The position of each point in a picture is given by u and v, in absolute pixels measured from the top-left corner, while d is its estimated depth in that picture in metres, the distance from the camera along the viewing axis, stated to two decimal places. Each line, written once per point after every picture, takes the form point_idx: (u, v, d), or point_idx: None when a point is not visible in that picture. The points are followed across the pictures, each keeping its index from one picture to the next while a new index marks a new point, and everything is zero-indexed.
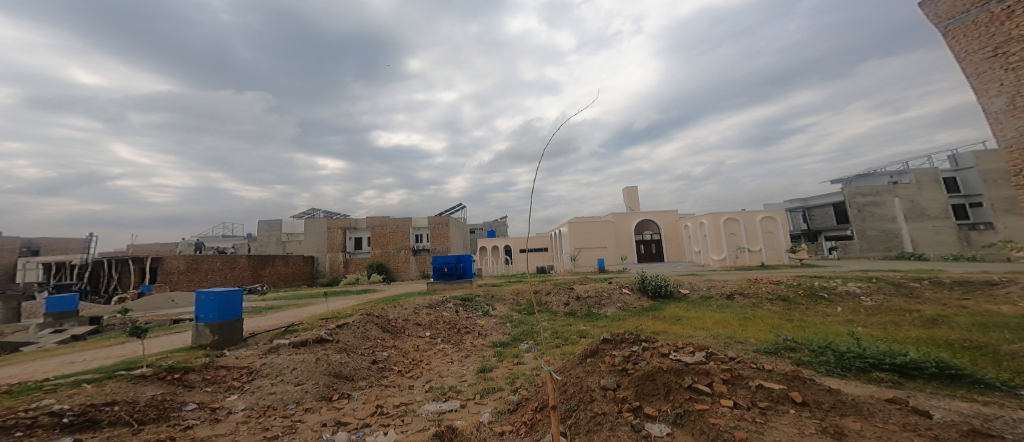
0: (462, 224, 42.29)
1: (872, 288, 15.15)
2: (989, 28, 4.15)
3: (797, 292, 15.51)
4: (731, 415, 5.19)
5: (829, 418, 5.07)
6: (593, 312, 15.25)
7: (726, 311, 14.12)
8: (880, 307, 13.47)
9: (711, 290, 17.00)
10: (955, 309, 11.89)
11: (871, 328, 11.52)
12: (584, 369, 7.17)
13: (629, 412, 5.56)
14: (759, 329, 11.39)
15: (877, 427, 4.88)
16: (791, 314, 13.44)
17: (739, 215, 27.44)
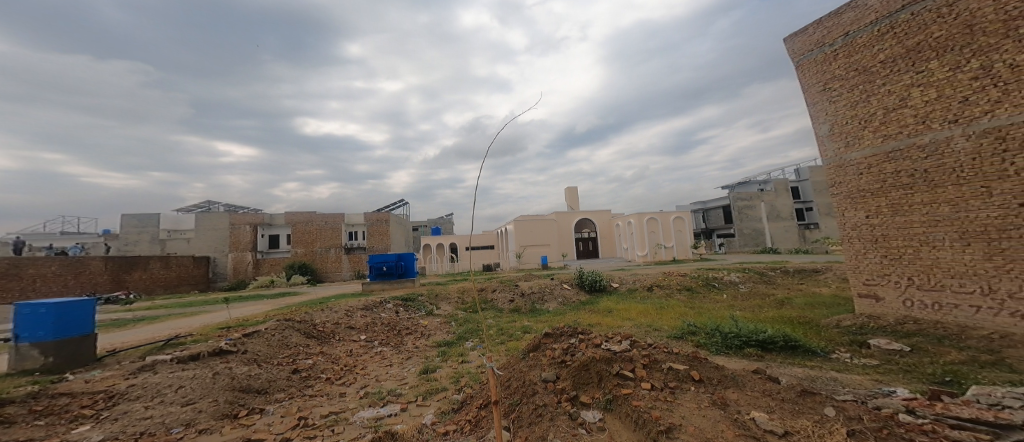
0: (402, 220, 41.03)
1: (748, 278, 17.87)
2: (823, 75, 10.10)
3: (698, 282, 17.88)
4: (649, 396, 5.98)
5: (716, 392, 6.21)
6: (536, 308, 15.93)
7: (647, 302, 15.86)
8: (752, 292, 16.15)
9: (636, 283, 18.85)
10: (795, 292, 14.76)
11: (745, 311, 13.77)
12: (527, 364, 7.65)
13: (566, 402, 6.14)
14: (672, 316, 13.04)
15: (747, 395, 6.11)
16: (694, 302, 15.55)
17: (659, 214, 30.37)
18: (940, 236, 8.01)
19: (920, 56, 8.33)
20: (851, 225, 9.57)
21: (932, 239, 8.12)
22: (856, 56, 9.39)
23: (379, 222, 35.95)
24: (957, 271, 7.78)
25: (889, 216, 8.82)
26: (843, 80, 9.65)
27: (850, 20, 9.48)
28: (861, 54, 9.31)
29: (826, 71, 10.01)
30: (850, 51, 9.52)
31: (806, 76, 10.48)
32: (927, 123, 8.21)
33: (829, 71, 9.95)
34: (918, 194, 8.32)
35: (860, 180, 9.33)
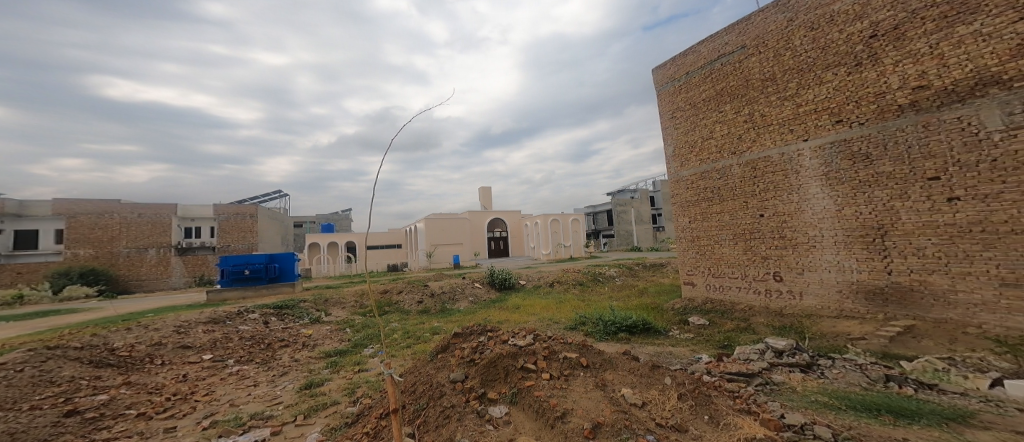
0: (282, 217, 35.44)
1: (623, 273, 20.32)
2: (667, 104, 10.06)
3: (587, 278, 19.31)
4: (548, 385, 5.18)
5: (600, 375, 5.52)
6: (447, 308, 14.59)
7: (550, 296, 15.87)
8: (626, 285, 18.37)
9: (541, 279, 18.90)
10: (650, 284, 17.41)
11: (624, 301, 15.44)
12: (435, 366, 6.14)
13: (474, 400, 5.06)
14: (573, 307, 12.58)
15: (617, 374, 5.56)
16: (586, 295, 16.48)
17: (561, 216, 32.64)
18: (724, 238, 8.77)
19: (719, 99, 8.78)
20: (678, 227, 9.97)
21: (719, 240, 8.88)
22: (689, 92, 9.45)
23: (249, 217, 26.74)
24: (732, 263, 8.66)
25: (698, 220, 9.40)
26: (681, 111, 9.67)
27: (691, 58, 9.39)
28: (692, 92, 9.39)
29: (672, 103, 9.93)
30: (688, 86, 9.45)
31: (659, 105, 10.28)
32: (722, 152, 8.74)
33: (674, 103, 9.86)
34: (711, 204, 9.05)
35: (687, 193, 9.68)
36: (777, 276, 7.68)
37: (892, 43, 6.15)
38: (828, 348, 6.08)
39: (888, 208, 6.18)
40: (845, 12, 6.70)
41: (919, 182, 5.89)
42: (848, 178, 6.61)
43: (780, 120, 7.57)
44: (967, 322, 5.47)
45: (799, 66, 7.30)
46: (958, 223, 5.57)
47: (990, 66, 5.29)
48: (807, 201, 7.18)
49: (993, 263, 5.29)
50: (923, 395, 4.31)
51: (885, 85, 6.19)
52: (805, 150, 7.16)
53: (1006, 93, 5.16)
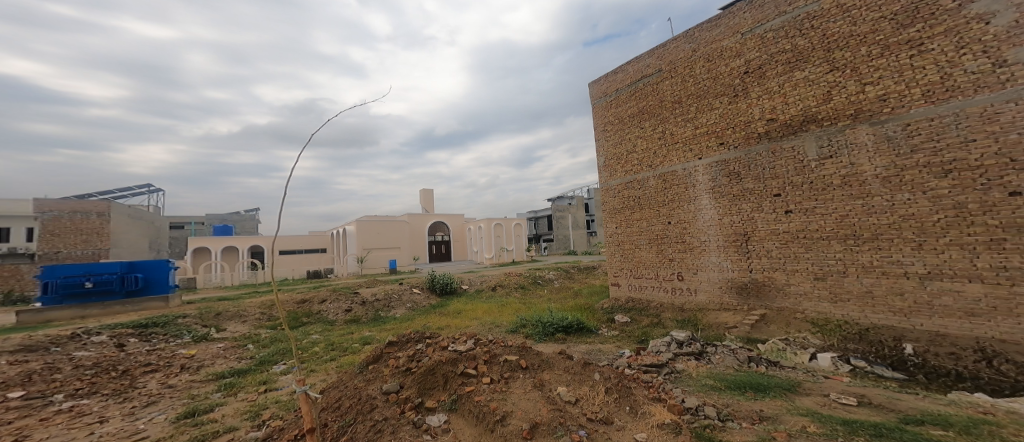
0: (155, 215, 26.40)
1: (559, 276, 21.13)
2: (599, 116, 10.15)
3: (527, 281, 19.45)
4: (488, 389, 4.66)
5: (538, 375, 5.07)
6: (380, 316, 13.62)
7: (490, 301, 15.43)
8: (563, 288, 18.92)
9: (483, 284, 18.51)
10: (583, 287, 18.19)
11: (561, 303, 15.67)
12: (363, 378, 5.35)
13: (410, 411, 4.45)
14: (513, 309, 12.20)
15: (558, 374, 5.15)
16: (526, 298, 16.46)
17: (504, 220, 32.99)
18: (639, 242, 9.22)
19: (638, 116, 9.09)
20: (606, 233, 10.07)
21: (633, 244, 9.36)
22: (618, 107, 9.60)
23: (98, 216, 18.99)
24: (644, 266, 9.14)
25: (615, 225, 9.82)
26: (611, 125, 9.77)
27: (621, 76, 9.49)
28: (619, 108, 9.59)
29: (604, 117, 9.98)
30: (617, 103, 9.62)
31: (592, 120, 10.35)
32: (641, 165, 9.02)
33: (605, 118, 9.95)
34: (625, 210, 9.54)
35: (614, 201, 9.79)
36: (679, 275, 8.29)
37: (758, 80, 6.92)
38: (712, 336, 6.90)
39: (749, 218, 7.05)
40: (731, 48, 7.30)
41: (771, 196, 6.77)
42: (728, 191, 7.34)
43: (683, 140, 8.11)
44: (793, 309, 6.47)
45: (695, 93, 7.87)
46: (793, 231, 6.50)
47: (816, 106, 6.23)
48: (698, 211, 7.84)
49: (810, 263, 6.31)
50: (776, 371, 5.18)
51: (749, 115, 7.03)
52: (696, 167, 7.85)
53: (820, 130, 6.18)
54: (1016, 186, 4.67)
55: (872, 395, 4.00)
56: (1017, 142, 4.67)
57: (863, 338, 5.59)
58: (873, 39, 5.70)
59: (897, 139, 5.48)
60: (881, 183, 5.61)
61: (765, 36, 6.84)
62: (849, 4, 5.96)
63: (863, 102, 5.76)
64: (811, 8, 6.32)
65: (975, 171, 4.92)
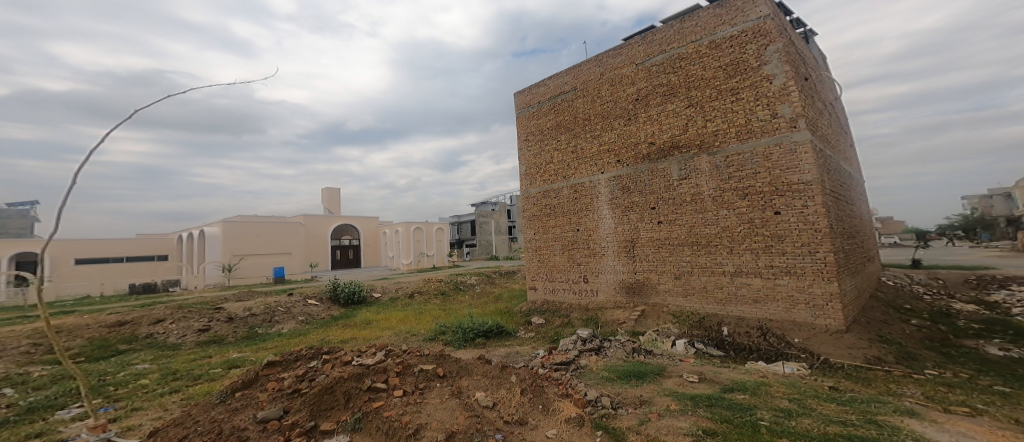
0: None
1: (482, 280, 21.21)
2: (524, 125, 10.55)
3: (449, 287, 18.98)
4: (400, 403, 4.39)
5: (455, 383, 4.93)
6: (257, 333, 10.24)
7: (406, 309, 14.18)
8: (486, 293, 18.82)
9: (398, 291, 17.31)
10: (504, 292, 18.35)
11: (483, 307, 15.44)
12: (228, 409, 4.62)
13: (298, 437, 3.93)
14: (430, 318, 11.47)
15: (476, 380, 5.03)
16: (447, 305, 15.87)
17: (425, 225, 32.20)
18: (554, 247, 9.69)
19: (558, 130, 9.63)
20: (525, 239, 10.48)
21: (550, 249, 9.80)
22: (543, 119, 10.03)
23: None
24: (559, 270, 9.62)
25: (532, 231, 10.27)
26: (535, 135, 10.20)
27: (542, 89, 10.09)
28: (542, 120, 10.06)
29: (527, 127, 10.45)
30: (539, 115, 10.12)
31: (516, 128, 10.70)
32: (557, 175, 9.63)
33: (529, 128, 10.37)
34: (542, 219, 10.02)
35: (533, 209, 10.22)
36: (585, 278, 9.00)
37: (645, 107, 7.91)
38: (607, 332, 7.59)
39: (633, 227, 8.04)
40: (628, 76, 8.23)
41: (648, 209, 7.80)
42: (623, 203, 8.22)
43: (591, 155, 8.87)
44: (662, 304, 7.56)
45: (601, 113, 8.69)
46: (661, 238, 7.60)
47: (678, 134, 7.40)
48: (600, 220, 8.65)
49: (671, 266, 7.45)
50: (651, 359, 5.94)
51: (637, 137, 8.01)
52: (598, 181, 8.68)
53: (680, 156, 7.35)
54: (778, 207, 6.25)
55: (706, 372, 4.90)
56: (779, 176, 6.25)
57: (704, 324, 6.79)
58: (712, 84, 7.01)
59: (721, 168, 6.85)
60: (711, 201, 6.94)
61: (652, 69, 7.86)
62: (703, 51, 7.18)
63: (707, 134, 7.02)
64: (680, 50, 7.47)
65: (759, 196, 6.43)
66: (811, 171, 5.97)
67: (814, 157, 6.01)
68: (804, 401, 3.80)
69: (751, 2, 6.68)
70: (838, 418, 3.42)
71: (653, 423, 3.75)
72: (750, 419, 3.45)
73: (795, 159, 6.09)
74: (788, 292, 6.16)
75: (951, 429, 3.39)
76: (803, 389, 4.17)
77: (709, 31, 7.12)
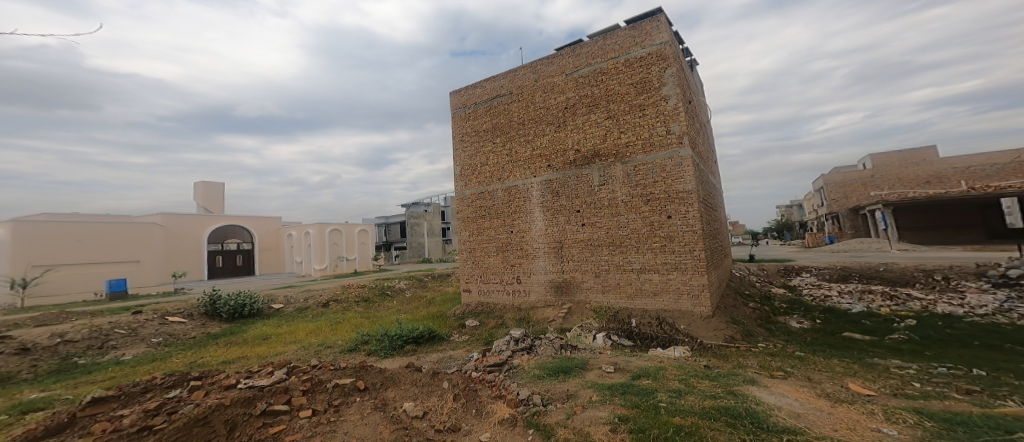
0: None
1: (412, 285, 20.55)
2: (460, 124, 10.36)
3: (373, 293, 17.79)
4: (307, 424, 4.20)
5: (379, 395, 4.86)
6: (81, 365, 7.51)
7: (319, 318, 12.61)
8: (416, 296, 18.03)
9: (308, 300, 15.42)
10: (433, 296, 17.79)
11: (411, 313, 14.66)
12: None
13: None
14: (347, 328, 10.55)
15: (401, 390, 5.02)
16: (370, 311, 14.67)
17: (344, 225, 27.35)
18: (490, 249, 9.74)
19: (491, 134, 9.72)
20: (459, 241, 10.41)
21: (486, 251, 9.84)
22: (478, 120, 9.96)
23: None
24: (494, 271, 9.71)
25: (470, 234, 10.14)
26: (470, 137, 10.13)
27: (478, 91, 10.02)
28: (477, 121, 10.01)
29: (461, 127, 10.30)
30: (475, 116, 10.06)
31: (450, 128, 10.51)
32: (492, 177, 9.69)
33: (463, 129, 10.23)
34: (479, 221, 9.92)
35: (468, 210, 10.17)
36: (518, 278, 9.26)
37: (572, 115, 8.41)
38: (537, 331, 7.88)
39: (561, 228, 8.48)
40: (559, 85, 8.65)
41: (574, 212, 8.30)
42: (553, 206, 8.59)
43: (524, 159, 9.11)
44: (585, 300, 8.13)
45: (534, 118, 8.98)
46: (585, 239, 8.15)
47: (599, 143, 8.03)
48: (532, 222, 8.94)
49: (592, 265, 8.06)
50: (576, 353, 6.32)
51: (565, 144, 8.46)
52: (530, 185, 8.96)
53: (599, 164, 8.00)
54: (670, 213, 7.25)
55: (619, 361, 5.35)
56: (670, 185, 7.24)
57: (618, 317, 7.47)
58: (624, 100, 7.80)
59: (630, 177, 7.67)
60: (623, 205, 7.73)
61: (579, 80, 8.36)
62: (620, 68, 7.89)
63: (621, 145, 7.78)
64: (603, 65, 8.08)
65: (656, 203, 7.40)
66: (691, 182, 7.07)
67: (693, 171, 7.12)
68: (689, 381, 4.32)
69: (657, 28, 7.55)
70: (712, 393, 3.96)
71: (578, 415, 3.96)
72: (652, 402, 3.85)
73: (681, 171, 7.14)
74: (677, 284, 7.19)
75: (776, 391, 4.08)
76: (687, 369, 4.73)
77: (626, 50, 7.85)
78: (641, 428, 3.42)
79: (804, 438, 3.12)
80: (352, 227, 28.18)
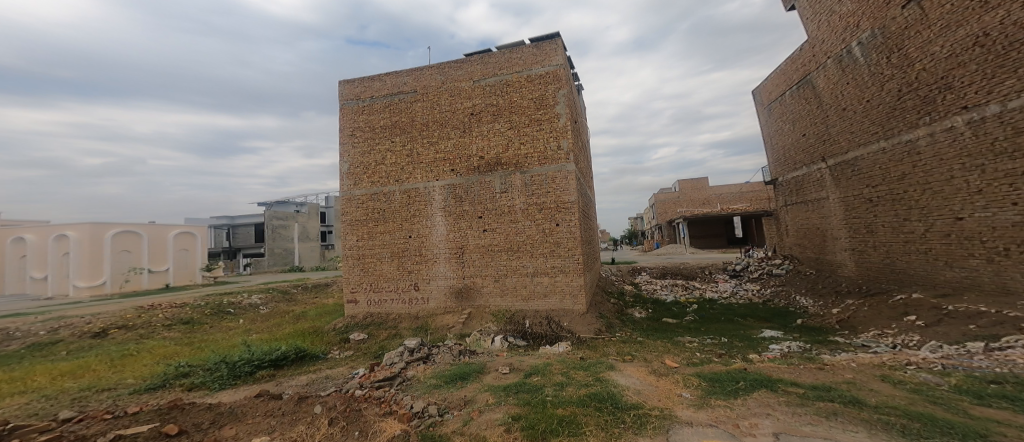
0: None
1: (271, 300, 14.93)
2: (348, 117, 9.47)
3: (203, 313, 11.92)
4: None
5: (209, 435, 4.12)
6: None
7: (77, 357, 7.60)
8: (275, 312, 12.70)
9: (56, 332, 9.34)
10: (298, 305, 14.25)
11: (263, 334, 9.17)
12: None
13: None
14: (144, 364, 6.91)
15: (247, 425, 4.39)
16: (191, 337, 9.29)
17: (141, 225, 19.67)
18: (385, 255, 9.09)
19: (388, 133, 9.19)
20: (345, 247, 9.41)
21: (380, 257, 9.12)
22: (374, 116, 9.31)
23: None
24: (390, 278, 9.09)
25: (365, 240, 9.24)
26: (363, 132, 9.34)
27: (376, 84, 9.36)
28: (373, 116, 9.32)
29: (353, 121, 9.42)
30: (372, 111, 9.34)
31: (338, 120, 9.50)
32: (389, 178, 9.11)
33: (355, 122, 9.39)
34: (376, 224, 9.14)
35: (356, 212, 9.27)
36: (416, 286, 8.91)
37: (477, 122, 8.59)
38: (436, 339, 7.71)
39: (462, 233, 8.57)
40: (466, 91, 8.75)
41: (476, 218, 8.46)
42: (455, 211, 8.62)
43: (427, 162, 8.89)
44: (485, 305, 8.34)
45: (438, 120, 8.88)
46: (486, 245, 8.37)
47: (502, 153, 8.35)
48: (432, 227, 8.77)
49: (493, 270, 8.31)
50: (474, 358, 6.44)
51: (470, 150, 8.59)
52: (433, 188, 8.79)
53: (502, 173, 8.31)
54: (559, 220, 7.94)
55: (513, 362, 5.62)
56: (560, 196, 7.94)
57: (514, 319, 7.84)
58: (523, 113, 8.28)
59: (528, 186, 8.14)
60: (521, 212, 8.15)
61: (486, 89, 8.59)
62: (523, 82, 8.35)
63: (521, 155, 8.22)
64: (508, 77, 8.45)
65: (548, 212, 8.00)
66: (574, 194, 7.89)
67: (576, 184, 7.98)
68: (572, 373, 4.71)
69: (553, 50, 8.25)
70: (581, 381, 4.44)
71: (475, 420, 4.05)
72: (541, 397, 4.13)
73: (567, 183, 7.94)
74: (562, 285, 7.90)
75: (627, 373, 4.69)
76: (567, 362, 5.19)
77: (527, 66, 8.35)
78: (532, 424, 3.63)
79: (644, 411, 3.71)
80: (161, 229, 20.52)
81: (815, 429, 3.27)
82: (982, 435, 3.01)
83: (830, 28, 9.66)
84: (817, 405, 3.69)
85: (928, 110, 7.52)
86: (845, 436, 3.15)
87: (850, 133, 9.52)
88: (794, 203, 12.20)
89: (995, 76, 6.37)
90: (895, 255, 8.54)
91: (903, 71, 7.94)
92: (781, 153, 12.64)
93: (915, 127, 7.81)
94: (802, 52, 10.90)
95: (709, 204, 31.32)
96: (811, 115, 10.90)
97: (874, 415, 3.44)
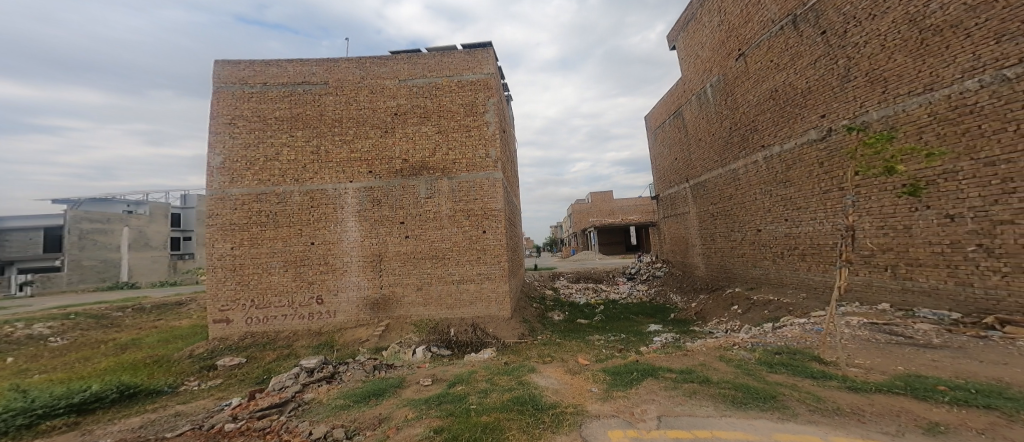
0: None
1: (68, 327, 11.27)
2: (220, 104, 8.21)
3: None
4: None
5: None
6: None
7: None
8: (72, 344, 9.64)
9: None
10: (124, 330, 11.38)
11: (53, 373, 7.05)
12: None
13: None
14: None
15: None
16: None
17: None
18: (275, 265, 8.03)
19: (283, 127, 8.20)
20: (213, 256, 8.00)
21: (269, 267, 8.02)
22: (261, 106, 8.23)
23: None
24: (280, 290, 8.06)
25: (246, 247, 8.03)
26: (246, 122, 8.17)
27: (272, 70, 8.31)
28: (261, 105, 8.23)
29: (233, 108, 8.20)
30: (261, 100, 8.25)
31: (211, 104, 8.18)
32: (284, 177, 8.11)
33: (235, 110, 8.19)
34: (268, 230, 8.04)
35: (232, 215, 8.02)
36: (319, 299, 8.06)
37: (402, 123, 8.21)
38: (346, 355, 7.08)
39: (381, 240, 8.05)
40: (390, 89, 8.31)
41: (397, 224, 8.04)
42: (371, 216, 8.05)
43: (336, 161, 8.16)
44: (405, 315, 7.93)
45: (356, 118, 8.24)
46: (408, 252, 8.02)
47: (428, 156, 8.12)
48: (343, 233, 8.05)
49: (415, 278, 7.98)
50: (391, 373, 6.04)
51: (391, 152, 8.15)
52: (348, 190, 8.08)
53: (428, 177, 8.07)
54: (486, 228, 7.99)
55: (437, 373, 5.43)
56: (485, 203, 8.01)
57: (439, 328, 7.65)
58: (448, 119, 8.18)
59: (456, 192, 8.05)
60: (447, 219, 8.02)
61: (413, 89, 8.29)
62: (452, 87, 8.27)
63: (448, 161, 8.11)
64: (437, 80, 8.29)
65: (475, 219, 8.00)
66: (501, 202, 8.04)
67: (503, 193, 8.12)
68: (495, 379, 4.75)
69: (485, 59, 8.31)
70: (497, 386, 4.52)
71: (391, 438, 3.80)
72: (464, 407, 4.06)
73: (494, 191, 8.03)
74: (488, 292, 7.92)
75: (546, 374, 4.87)
76: (490, 368, 5.20)
77: (460, 71, 8.30)
78: (454, 435, 3.54)
79: (561, 409, 3.90)
80: None
81: (685, 408, 3.80)
82: (776, 397, 3.81)
83: (694, 70, 11.46)
84: (684, 387, 4.29)
85: (745, 146, 9.35)
86: (701, 410, 3.71)
87: (703, 160, 11.35)
88: (669, 217, 14.07)
89: (780, 123, 8.20)
90: (726, 259, 10.43)
91: (732, 113, 9.77)
92: (661, 172, 14.49)
93: (738, 159, 9.66)
94: (677, 87, 12.73)
95: (614, 215, 34.46)
96: (680, 142, 12.77)
97: (717, 389, 4.12)
